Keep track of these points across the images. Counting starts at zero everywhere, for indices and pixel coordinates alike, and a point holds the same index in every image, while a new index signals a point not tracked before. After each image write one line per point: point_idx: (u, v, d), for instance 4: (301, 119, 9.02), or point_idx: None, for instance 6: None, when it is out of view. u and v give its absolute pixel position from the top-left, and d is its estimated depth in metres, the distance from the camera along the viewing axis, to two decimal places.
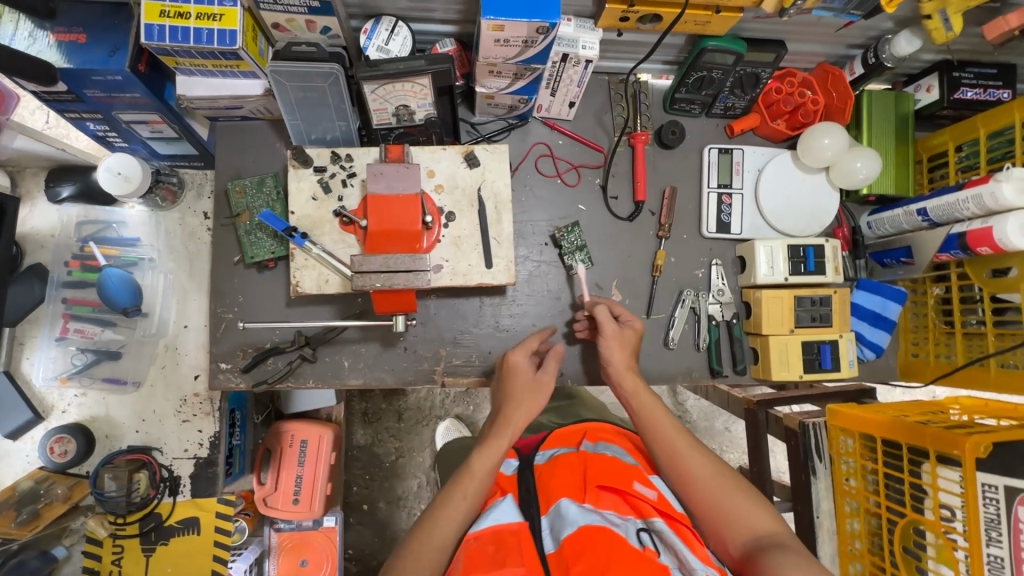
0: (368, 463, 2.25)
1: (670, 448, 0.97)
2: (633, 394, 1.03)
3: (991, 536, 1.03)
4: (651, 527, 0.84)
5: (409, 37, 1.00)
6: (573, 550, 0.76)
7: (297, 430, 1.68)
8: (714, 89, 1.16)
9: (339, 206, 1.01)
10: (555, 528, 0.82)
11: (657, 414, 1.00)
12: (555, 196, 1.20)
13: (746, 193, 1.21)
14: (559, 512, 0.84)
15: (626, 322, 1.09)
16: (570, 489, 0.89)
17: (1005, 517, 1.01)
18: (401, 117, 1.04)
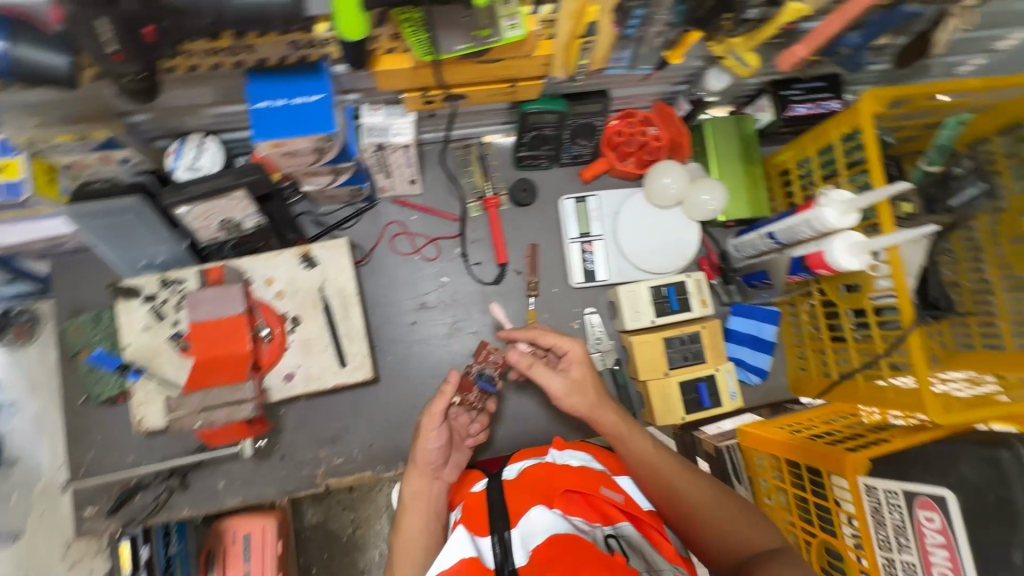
0: (320, 544, 1.89)
1: (666, 480, 0.84)
2: (619, 437, 0.89)
3: (902, 542, 0.92)
4: (619, 532, 0.77)
5: (219, 150, 0.97)
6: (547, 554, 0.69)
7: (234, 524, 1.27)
8: (554, 144, 1.16)
9: (175, 331, 0.98)
10: (526, 540, 0.75)
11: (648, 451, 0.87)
12: (417, 272, 1.18)
13: (607, 238, 1.20)
14: (533, 523, 0.78)
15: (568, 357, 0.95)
16: (537, 498, 0.83)
17: (909, 523, 0.91)
18: (229, 229, 1.02)
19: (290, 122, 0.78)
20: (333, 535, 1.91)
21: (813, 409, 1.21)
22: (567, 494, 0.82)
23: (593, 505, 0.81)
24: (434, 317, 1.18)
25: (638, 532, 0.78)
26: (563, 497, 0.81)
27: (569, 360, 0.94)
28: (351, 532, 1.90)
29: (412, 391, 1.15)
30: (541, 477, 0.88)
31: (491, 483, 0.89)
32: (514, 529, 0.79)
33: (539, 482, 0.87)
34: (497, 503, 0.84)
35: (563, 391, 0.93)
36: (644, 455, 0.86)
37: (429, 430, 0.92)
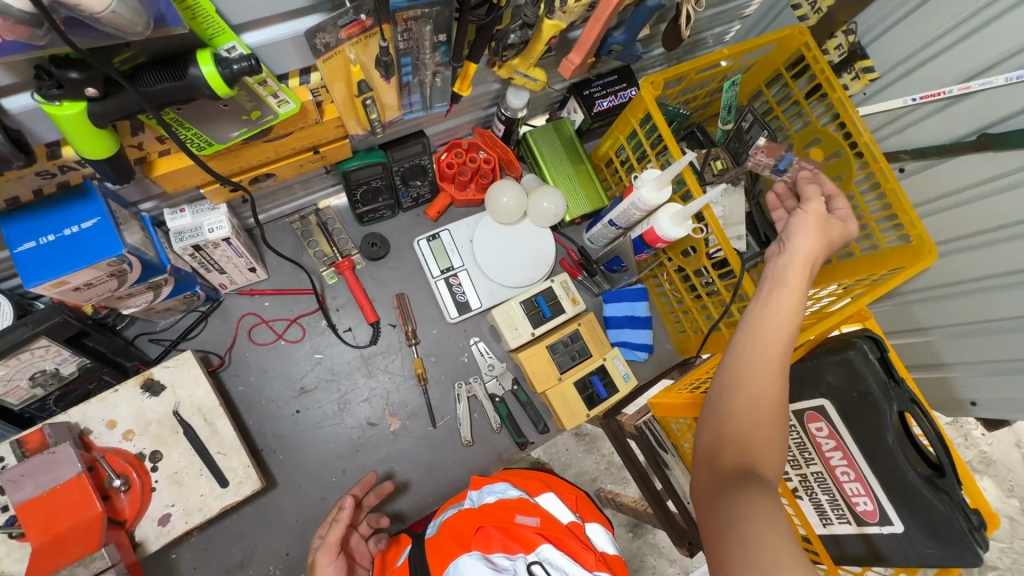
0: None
1: (758, 358, 0.65)
2: (780, 283, 0.72)
3: (806, 456, 0.98)
4: (541, 556, 0.75)
5: (7, 301, 0.86)
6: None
7: None
8: (389, 192, 1.15)
9: (6, 518, 0.84)
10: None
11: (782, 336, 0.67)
12: (287, 358, 1.12)
13: (469, 266, 1.21)
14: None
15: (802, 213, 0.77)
16: (452, 548, 0.78)
17: (807, 438, 0.97)
18: (47, 381, 0.90)
19: (67, 255, 0.71)
20: None
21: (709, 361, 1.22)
22: (482, 533, 0.78)
23: (512, 536, 0.78)
24: (320, 397, 1.12)
25: (558, 550, 0.77)
26: (479, 538, 0.78)
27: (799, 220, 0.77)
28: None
29: (317, 481, 1.08)
30: (455, 524, 0.83)
31: (411, 550, 0.83)
32: None
33: (454, 530, 0.82)
34: (413, 573, 0.78)
35: (795, 228, 0.76)
36: (770, 320, 0.67)
37: (323, 564, 0.84)
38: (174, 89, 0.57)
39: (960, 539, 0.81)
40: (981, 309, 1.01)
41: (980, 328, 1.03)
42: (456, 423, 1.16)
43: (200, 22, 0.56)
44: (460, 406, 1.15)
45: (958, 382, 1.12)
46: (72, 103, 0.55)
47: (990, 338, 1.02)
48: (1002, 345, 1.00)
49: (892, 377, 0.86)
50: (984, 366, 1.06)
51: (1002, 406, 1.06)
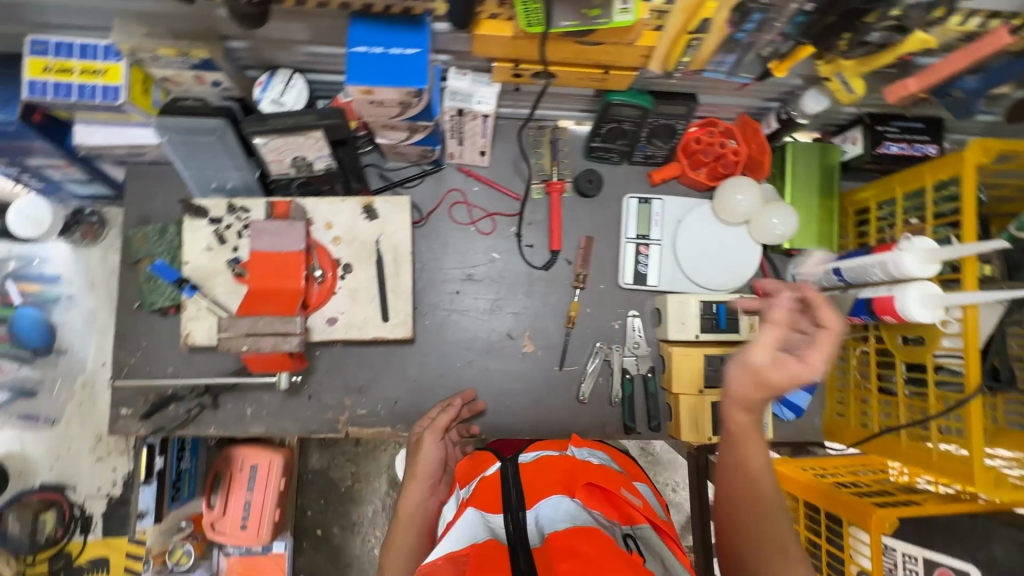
0: (320, 492, 1.94)
1: (738, 480, 0.70)
2: (739, 439, 0.70)
3: None
4: (636, 533, 0.77)
5: (305, 89, 0.99)
6: (567, 541, 0.68)
7: (246, 454, 1.33)
8: (629, 140, 1.14)
9: (234, 256, 1.01)
10: (541, 524, 0.74)
11: (758, 463, 0.70)
12: (469, 244, 1.18)
13: (664, 244, 1.18)
14: (551, 509, 0.76)
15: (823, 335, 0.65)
16: (555, 485, 0.81)
17: None
18: (300, 168, 1.03)
19: (384, 71, 0.79)
20: (333, 483, 1.96)
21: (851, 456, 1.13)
22: (586, 486, 0.81)
23: (610, 502, 0.81)
24: (479, 290, 1.18)
25: (656, 536, 0.78)
26: (584, 488, 0.81)
27: (809, 348, 0.65)
28: (350, 485, 1.94)
29: (445, 358, 1.15)
30: (559, 467, 0.86)
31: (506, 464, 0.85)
32: (532, 513, 0.77)
33: (557, 471, 0.85)
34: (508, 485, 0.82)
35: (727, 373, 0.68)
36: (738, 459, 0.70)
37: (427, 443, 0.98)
38: None
39: None
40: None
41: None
42: (580, 376, 1.17)
43: None
44: (592, 363, 1.16)
45: None
46: None
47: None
48: None
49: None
50: None
51: None
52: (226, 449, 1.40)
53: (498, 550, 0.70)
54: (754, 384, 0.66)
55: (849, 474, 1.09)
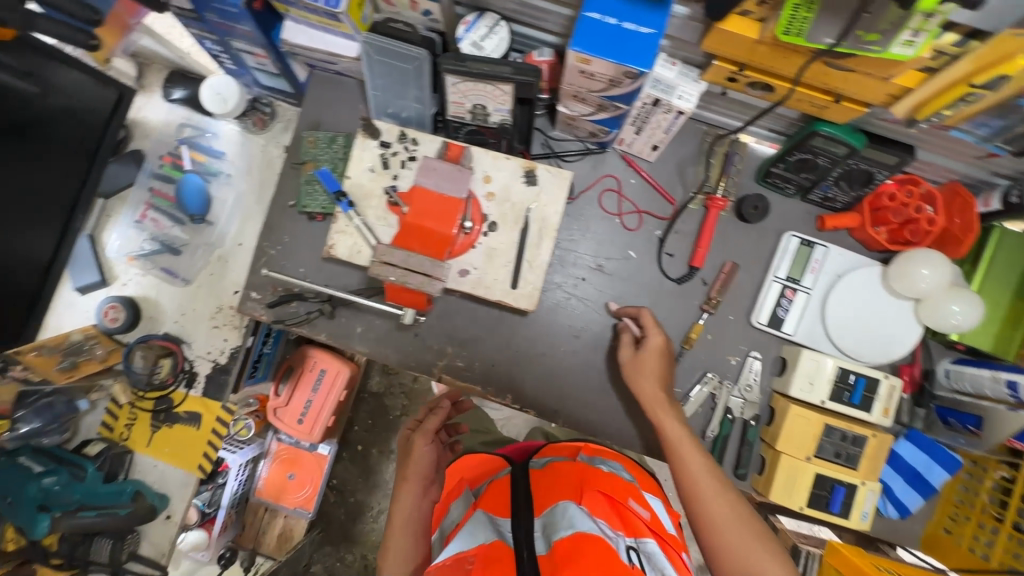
0: (371, 411, 2.03)
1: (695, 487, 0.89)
2: (661, 424, 0.97)
3: None
4: (640, 546, 0.73)
5: (506, 38, 0.97)
6: (572, 551, 0.65)
7: (319, 358, 1.54)
8: (816, 175, 1.04)
9: (392, 184, 1.02)
10: (548, 530, 0.70)
11: (684, 444, 0.94)
12: (609, 234, 1.14)
13: (814, 295, 1.09)
14: (557, 513, 0.72)
15: (649, 342, 1.03)
16: (565, 488, 0.78)
17: None
18: (476, 115, 1.02)
19: (614, 45, 0.75)
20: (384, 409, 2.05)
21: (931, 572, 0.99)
22: (593, 495, 0.77)
23: (616, 514, 0.77)
24: (605, 283, 1.15)
25: (661, 552, 0.73)
26: (592, 494, 0.77)
27: (645, 342, 1.04)
28: (397, 414, 2.02)
29: (551, 339, 1.14)
30: (569, 473, 0.83)
31: (516, 470, 0.84)
32: (538, 518, 0.74)
33: (569, 477, 0.82)
34: (520, 490, 0.79)
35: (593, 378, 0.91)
36: (687, 453, 0.93)
37: (420, 444, 1.12)
38: None
39: None
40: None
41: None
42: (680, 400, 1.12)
43: None
44: (697, 391, 1.11)
45: None
46: None
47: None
48: None
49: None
50: None
51: None
52: (300, 346, 1.59)
53: (503, 553, 0.68)
54: (631, 364, 1.04)
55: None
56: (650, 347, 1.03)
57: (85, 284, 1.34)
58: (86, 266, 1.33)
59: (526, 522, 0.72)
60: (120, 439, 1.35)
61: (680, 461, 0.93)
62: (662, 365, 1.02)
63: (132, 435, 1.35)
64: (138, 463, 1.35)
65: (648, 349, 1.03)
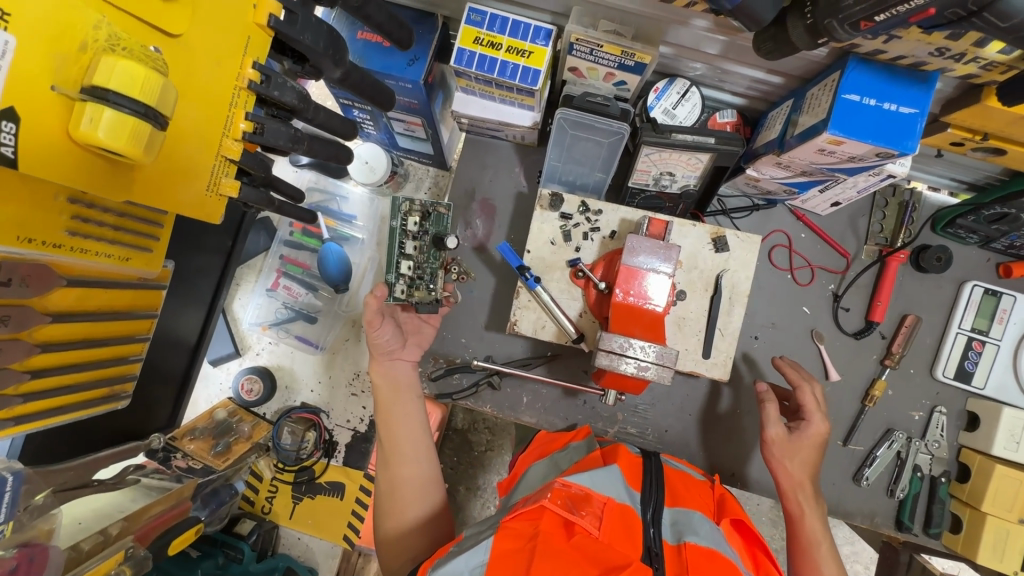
0: (455, 449, 1.51)
1: (806, 546, 0.83)
2: (797, 486, 0.86)
3: None
4: None
5: (699, 104, 0.93)
6: (703, 564, 0.62)
7: None
8: (1008, 227, 1.00)
9: (575, 256, 0.99)
10: (680, 527, 0.70)
11: (820, 548, 0.83)
12: (783, 291, 1.12)
13: (1003, 346, 1.06)
14: (692, 520, 0.70)
15: (809, 428, 0.88)
16: (702, 506, 0.76)
17: None
18: (660, 181, 0.99)
19: (871, 125, 0.72)
20: None
21: None
22: (729, 523, 0.76)
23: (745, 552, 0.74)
24: (779, 340, 1.11)
25: None
26: (729, 523, 0.76)
27: (806, 428, 0.88)
28: (483, 452, 1.51)
29: (723, 400, 1.11)
30: (707, 496, 0.81)
31: (652, 458, 0.84)
32: (669, 510, 0.74)
33: (705, 495, 0.81)
34: (655, 476, 0.79)
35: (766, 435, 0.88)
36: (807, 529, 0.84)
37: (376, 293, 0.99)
38: None
39: None
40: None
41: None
42: (865, 459, 1.09)
43: None
44: (883, 450, 1.08)
45: None
46: None
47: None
48: None
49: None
50: None
51: None
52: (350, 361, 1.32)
53: (630, 524, 0.67)
54: (784, 447, 0.87)
55: None
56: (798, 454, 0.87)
57: (219, 356, 1.32)
58: (221, 339, 1.31)
59: (658, 510, 0.72)
60: (263, 513, 1.32)
61: (812, 548, 0.83)
62: (815, 462, 0.88)
63: (275, 508, 1.31)
64: (283, 536, 1.32)
65: (806, 438, 0.87)
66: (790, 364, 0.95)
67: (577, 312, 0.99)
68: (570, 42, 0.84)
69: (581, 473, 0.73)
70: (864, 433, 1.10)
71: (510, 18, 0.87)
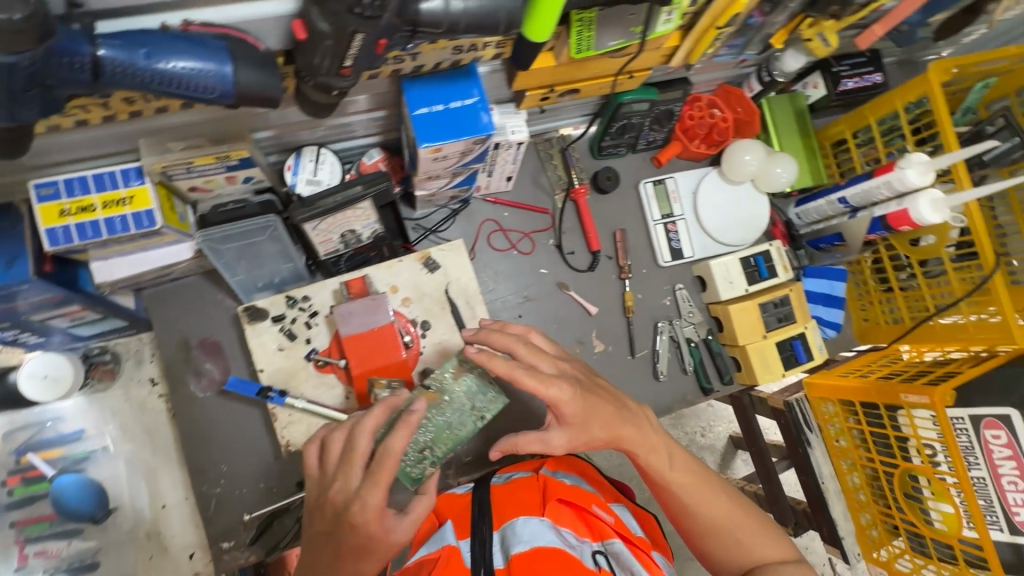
0: None
1: (688, 488, 0.90)
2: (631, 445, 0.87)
3: (970, 459, 1.08)
4: (607, 548, 0.82)
5: (336, 162, 0.96)
6: (528, 567, 0.74)
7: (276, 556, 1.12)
8: (635, 131, 1.21)
9: (310, 349, 0.96)
10: (507, 543, 0.81)
11: (693, 484, 0.90)
12: (518, 266, 1.21)
13: (688, 217, 1.27)
14: (516, 528, 0.82)
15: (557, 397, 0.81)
16: (525, 506, 0.87)
17: (977, 443, 1.06)
18: (349, 241, 1.00)
19: (450, 127, 0.80)
20: None
21: (867, 355, 1.30)
22: (556, 504, 0.86)
23: (580, 519, 0.86)
24: (540, 307, 1.21)
25: (628, 549, 0.82)
26: (556, 504, 0.87)
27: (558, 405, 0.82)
28: None
29: None
30: (535, 490, 0.91)
31: (477, 485, 0.92)
32: (498, 532, 0.84)
33: (531, 492, 0.90)
34: (480, 502, 0.87)
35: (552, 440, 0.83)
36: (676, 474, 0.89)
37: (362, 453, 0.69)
38: None
39: None
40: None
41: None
42: (653, 357, 1.24)
43: None
44: (660, 342, 1.23)
45: None
46: None
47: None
48: None
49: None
50: None
51: None
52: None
53: (460, 567, 0.78)
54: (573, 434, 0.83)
55: (882, 365, 1.26)
56: (394, 445, 0.66)
57: None
58: None
59: (483, 534, 0.81)
60: None
61: (700, 490, 0.89)
62: (614, 413, 0.86)
63: None
64: None
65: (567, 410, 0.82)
66: (497, 323, 0.92)
67: (342, 397, 0.96)
68: (160, 172, 0.79)
69: (423, 548, 0.84)
70: (642, 337, 1.25)
71: (87, 175, 0.80)
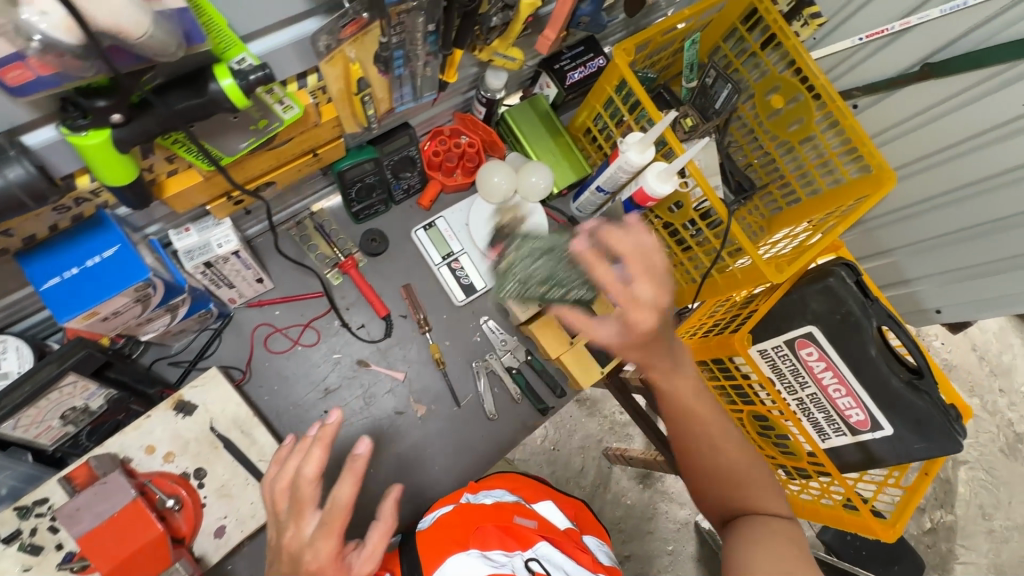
0: None
1: (686, 423, 0.84)
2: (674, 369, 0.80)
3: (799, 381, 1.18)
4: (537, 553, 0.90)
5: (22, 345, 0.85)
6: None
7: None
8: (382, 187, 1.17)
9: (63, 555, 0.84)
10: None
11: (709, 416, 0.84)
12: (309, 359, 1.15)
13: (469, 248, 1.25)
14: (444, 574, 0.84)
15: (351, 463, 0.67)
16: (448, 546, 0.91)
17: (799, 363, 1.16)
18: (77, 418, 0.89)
19: (93, 287, 0.72)
20: None
21: (703, 306, 1.29)
22: (481, 531, 0.92)
23: (509, 533, 0.92)
24: (345, 392, 1.15)
25: (556, 547, 0.92)
26: (480, 533, 0.92)
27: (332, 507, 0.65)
28: None
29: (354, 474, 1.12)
30: (456, 525, 0.96)
31: (405, 544, 0.97)
32: None
33: (451, 531, 0.95)
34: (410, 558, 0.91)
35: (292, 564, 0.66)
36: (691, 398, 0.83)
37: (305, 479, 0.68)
38: (198, 106, 0.58)
39: (942, 427, 1.06)
40: (952, 220, 1.20)
41: (956, 237, 1.21)
42: (479, 399, 1.21)
43: (214, 37, 0.56)
44: (480, 383, 1.20)
45: (922, 294, 1.37)
46: (96, 132, 0.56)
47: (962, 246, 1.21)
48: (977, 250, 1.18)
49: (868, 297, 1.11)
50: (950, 275, 1.27)
51: (960, 309, 1.30)
52: None
53: None
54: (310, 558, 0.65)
55: (708, 322, 1.32)
56: (311, 476, 0.67)
57: None
58: None
59: None
60: None
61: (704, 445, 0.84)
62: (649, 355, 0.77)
63: None
64: None
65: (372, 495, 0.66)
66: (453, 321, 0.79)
67: None
68: None
69: None
70: (462, 382, 1.21)
71: None
